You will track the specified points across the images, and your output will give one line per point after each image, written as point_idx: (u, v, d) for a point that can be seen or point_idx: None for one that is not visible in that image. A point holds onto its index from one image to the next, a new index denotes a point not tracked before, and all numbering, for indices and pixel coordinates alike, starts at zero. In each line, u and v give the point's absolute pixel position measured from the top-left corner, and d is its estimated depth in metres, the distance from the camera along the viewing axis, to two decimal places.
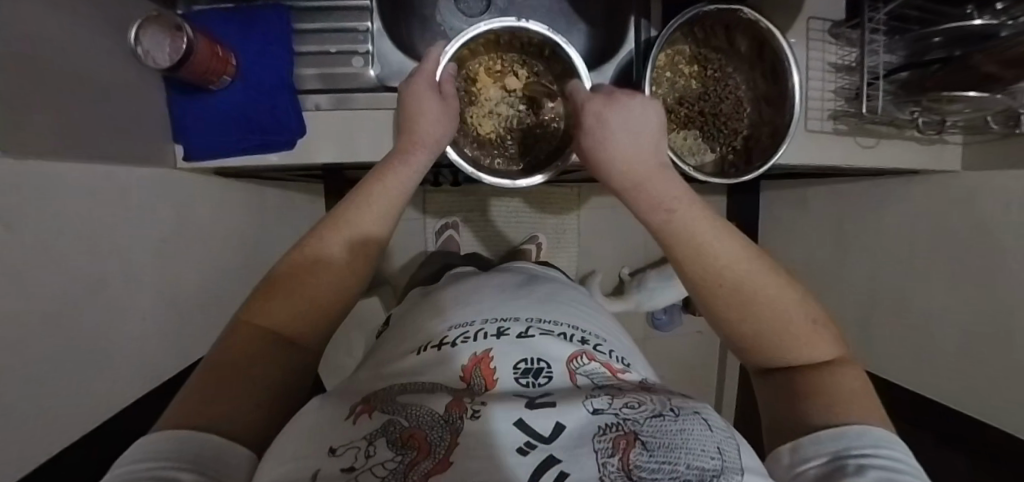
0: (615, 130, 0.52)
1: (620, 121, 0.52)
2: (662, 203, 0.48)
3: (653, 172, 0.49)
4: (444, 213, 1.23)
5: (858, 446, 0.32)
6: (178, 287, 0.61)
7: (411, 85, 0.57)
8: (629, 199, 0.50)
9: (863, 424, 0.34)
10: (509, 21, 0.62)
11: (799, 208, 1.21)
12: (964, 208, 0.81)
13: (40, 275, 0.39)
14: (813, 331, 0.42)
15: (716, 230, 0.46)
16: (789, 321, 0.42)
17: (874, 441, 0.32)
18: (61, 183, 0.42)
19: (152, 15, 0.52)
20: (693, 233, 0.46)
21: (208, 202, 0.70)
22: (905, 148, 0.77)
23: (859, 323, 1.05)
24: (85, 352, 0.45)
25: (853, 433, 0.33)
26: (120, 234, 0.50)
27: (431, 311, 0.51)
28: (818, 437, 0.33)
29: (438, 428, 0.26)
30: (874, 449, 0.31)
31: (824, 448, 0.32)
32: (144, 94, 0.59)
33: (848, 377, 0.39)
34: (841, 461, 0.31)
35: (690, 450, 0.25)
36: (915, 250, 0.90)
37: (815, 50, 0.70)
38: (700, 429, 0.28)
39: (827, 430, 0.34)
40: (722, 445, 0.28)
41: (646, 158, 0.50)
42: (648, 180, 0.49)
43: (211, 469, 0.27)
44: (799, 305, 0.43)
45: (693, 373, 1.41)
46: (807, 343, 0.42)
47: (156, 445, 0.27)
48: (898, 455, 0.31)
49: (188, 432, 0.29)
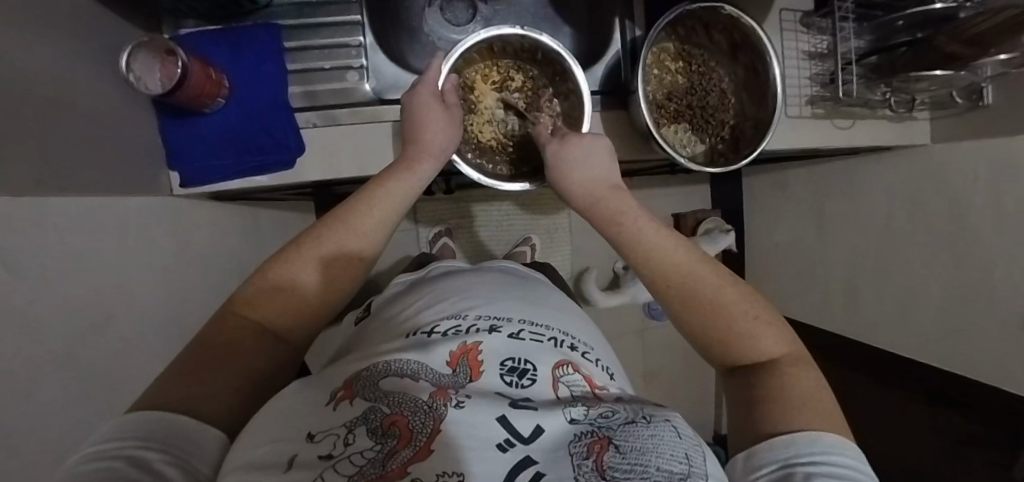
0: (572, 152, 0.56)
1: (576, 144, 0.56)
2: (616, 217, 0.50)
3: (603, 190, 0.53)
4: (436, 221, 1.22)
5: (808, 454, 0.28)
6: (181, 314, 0.60)
7: (416, 94, 0.59)
8: (590, 215, 0.52)
9: (807, 424, 0.31)
10: (508, 30, 0.64)
11: (778, 191, 1.26)
12: (935, 179, 0.87)
13: (48, 305, 0.38)
14: (766, 327, 0.40)
15: (664, 239, 0.47)
16: (740, 320, 0.40)
17: (826, 447, 0.29)
18: (61, 213, 0.41)
19: (141, 40, 0.51)
20: (640, 241, 0.47)
21: (204, 225, 0.69)
22: (878, 126, 0.82)
23: (844, 294, 1.11)
24: (97, 384, 0.44)
25: (805, 439, 0.29)
26: (123, 264, 0.49)
27: (414, 309, 0.50)
28: (771, 443, 0.30)
29: (419, 414, 0.26)
30: (827, 457, 0.28)
31: (775, 456, 0.29)
32: (136, 119, 0.57)
33: (799, 376, 0.36)
34: (791, 469, 0.28)
35: (661, 454, 0.26)
36: (892, 220, 0.96)
37: (789, 40, 0.74)
38: (671, 435, 0.28)
39: (778, 436, 0.31)
40: (690, 451, 0.28)
41: (597, 180, 0.53)
42: (602, 198, 0.52)
43: (184, 451, 0.26)
44: (750, 304, 0.41)
45: (690, 359, 1.45)
46: (760, 341, 0.39)
47: (123, 424, 0.27)
48: (850, 462, 0.28)
49: (158, 413, 0.28)
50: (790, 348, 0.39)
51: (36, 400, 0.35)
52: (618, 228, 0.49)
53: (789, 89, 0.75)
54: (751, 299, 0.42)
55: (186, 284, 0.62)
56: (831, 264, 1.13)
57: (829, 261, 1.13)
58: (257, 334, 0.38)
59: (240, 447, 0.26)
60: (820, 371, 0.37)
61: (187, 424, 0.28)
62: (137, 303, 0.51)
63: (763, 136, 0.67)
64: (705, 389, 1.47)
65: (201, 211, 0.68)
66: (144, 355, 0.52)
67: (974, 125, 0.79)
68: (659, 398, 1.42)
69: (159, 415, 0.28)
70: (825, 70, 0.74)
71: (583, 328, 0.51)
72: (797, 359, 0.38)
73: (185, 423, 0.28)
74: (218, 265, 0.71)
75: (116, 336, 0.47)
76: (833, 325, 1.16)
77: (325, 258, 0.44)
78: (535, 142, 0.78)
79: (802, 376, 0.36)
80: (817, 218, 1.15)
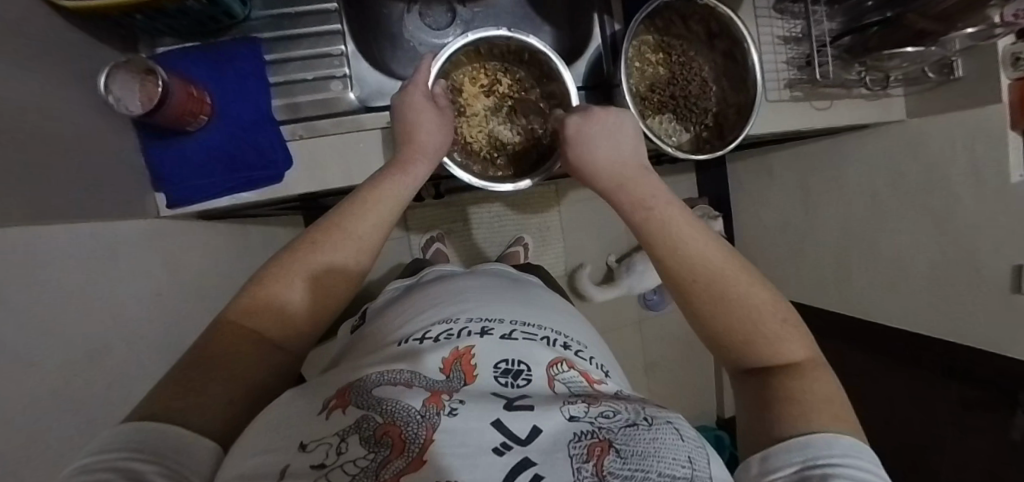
0: (596, 140, 0.55)
1: (599, 132, 0.55)
2: (642, 201, 0.50)
3: (629, 175, 0.53)
4: (427, 228, 1.21)
5: (825, 455, 0.28)
6: (176, 337, 0.59)
7: (406, 96, 0.58)
8: (613, 198, 0.52)
9: (833, 431, 0.30)
10: (495, 31, 0.64)
11: (762, 175, 1.28)
12: (917, 153, 0.90)
13: (41, 335, 0.37)
14: (788, 329, 0.40)
15: (691, 228, 0.47)
16: (761, 319, 0.40)
17: (845, 450, 0.28)
18: (48, 241, 0.40)
19: (121, 62, 0.50)
20: (667, 227, 0.47)
21: (192, 246, 0.67)
22: (855, 105, 0.84)
23: (834, 272, 1.13)
24: (93, 416, 0.42)
25: (822, 441, 0.29)
26: (115, 291, 0.48)
27: (407, 315, 0.49)
28: (787, 444, 0.30)
29: (414, 423, 0.26)
30: (846, 458, 0.28)
31: (791, 457, 0.29)
32: (117, 140, 0.56)
33: (818, 381, 0.36)
34: (808, 472, 0.27)
35: (662, 459, 0.26)
36: (875, 197, 0.99)
37: (765, 26, 0.75)
38: (672, 438, 0.29)
39: (794, 438, 0.30)
40: (693, 454, 0.28)
41: (625, 164, 0.54)
42: (626, 184, 0.52)
43: (176, 466, 0.26)
44: (769, 302, 0.41)
45: (688, 347, 1.46)
46: (781, 341, 0.39)
47: (115, 437, 0.26)
48: (868, 465, 0.28)
49: (148, 425, 0.27)
50: (809, 354, 0.39)
51: (33, 435, 0.34)
52: (643, 212, 0.49)
53: (768, 74, 0.76)
54: (771, 297, 0.42)
55: (179, 306, 0.61)
56: (819, 243, 1.15)
57: (817, 240, 1.15)
58: (253, 341, 0.37)
59: (246, 459, 0.25)
60: (837, 377, 0.37)
61: (189, 438, 0.28)
62: (131, 330, 0.50)
63: (746, 122, 0.69)
64: (706, 374, 1.48)
65: (188, 232, 0.67)
66: (142, 381, 0.51)
67: (949, 98, 0.81)
68: (661, 387, 1.43)
69: (155, 427, 0.27)
70: (801, 54, 0.76)
71: (575, 325, 0.52)
72: (816, 364, 0.38)
73: (183, 440, 0.27)
74: (209, 285, 0.70)
75: (110, 365, 0.46)
76: (825, 302, 1.18)
77: (325, 263, 0.44)
78: (525, 143, 0.78)
79: (821, 380, 0.36)
80: (802, 199, 1.17)
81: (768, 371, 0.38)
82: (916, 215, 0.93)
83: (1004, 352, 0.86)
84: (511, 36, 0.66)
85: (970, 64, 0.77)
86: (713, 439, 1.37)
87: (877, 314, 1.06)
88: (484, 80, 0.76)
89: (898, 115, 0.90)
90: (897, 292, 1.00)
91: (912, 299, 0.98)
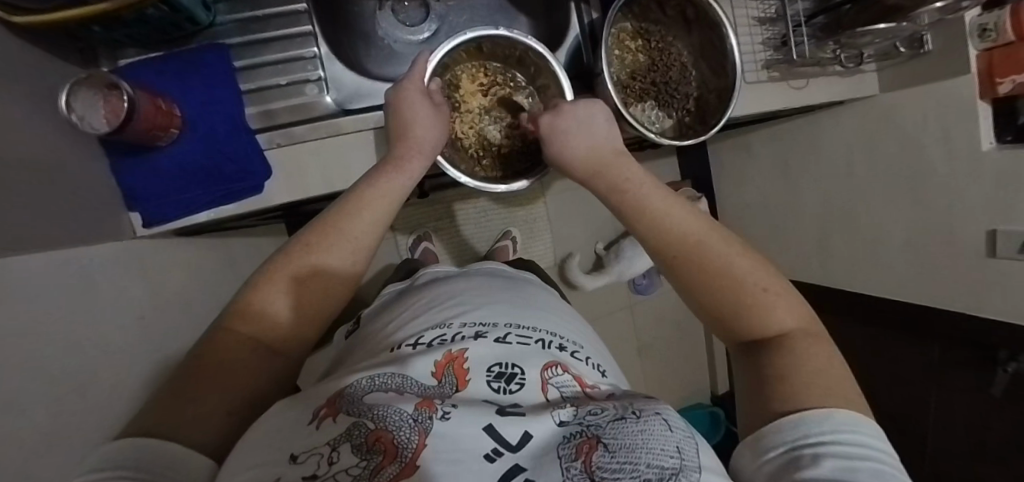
0: (581, 129, 0.54)
1: (585, 122, 0.54)
2: (627, 186, 0.49)
3: (614, 159, 0.52)
4: (414, 227, 1.19)
5: (816, 433, 0.28)
6: (161, 356, 0.57)
7: (401, 90, 0.57)
8: (596, 181, 0.52)
9: (831, 405, 0.30)
10: (494, 31, 0.64)
11: (740, 154, 1.29)
12: (891, 125, 0.93)
13: (15, 372, 0.34)
14: (782, 303, 0.40)
15: (680, 209, 0.46)
16: (753, 293, 0.40)
17: (839, 425, 0.28)
18: (23, 269, 0.38)
19: (82, 78, 0.48)
20: (660, 210, 0.46)
21: (169, 260, 0.65)
22: (830, 81, 0.86)
23: (818, 245, 1.16)
24: (85, 448, 0.40)
25: (815, 418, 0.29)
26: (95, 317, 0.47)
27: (399, 322, 0.48)
28: (779, 423, 0.30)
29: (405, 428, 0.25)
30: (838, 435, 0.27)
31: (782, 437, 0.29)
32: (83, 156, 0.54)
33: (814, 354, 0.35)
34: (799, 452, 0.27)
35: (650, 450, 0.26)
36: (853, 169, 1.02)
37: (739, 8, 0.76)
38: (661, 430, 0.29)
39: (789, 414, 0.30)
40: (682, 445, 0.28)
41: (606, 146, 0.53)
42: (613, 167, 0.51)
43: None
44: (759, 275, 0.41)
45: (678, 327, 1.49)
46: (774, 314, 0.39)
47: (105, 453, 0.25)
48: (865, 441, 0.27)
49: (144, 439, 0.26)
50: (804, 326, 0.39)
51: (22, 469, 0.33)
52: (635, 195, 0.48)
53: (747, 56, 0.77)
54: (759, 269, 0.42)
55: (160, 325, 0.59)
56: (801, 218, 1.18)
57: (798, 215, 1.18)
58: (251, 350, 0.37)
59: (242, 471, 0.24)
60: (834, 350, 0.36)
61: (180, 455, 0.26)
62: (115, 355, 0.49)
63: (726, 106, 0.70)
64: (696, 354, 1.52)
65: (164, 251, 0.65)
66: (134, 401, 0.50)
67: (921, 70, 0.84)
68: (656, 369, 1.46)
69: (145, 441, 0.26)
70: (776, 34, 0.77)
71: (570, 324, 0.52)
72: (810, 336, 0.38)
73: (177, 455, 0.26)
74: (189, 301, 0.67)
75: (91, 396, 0.43)
76: (810, 275, 1.21)
77: (320, 265, 0.43)
78: (511, 145, 0.78)
79: (814, 352, 0.35)
80: (783, 176, 1.19)
81: (764, 344, 0.38)
82: (893, 185, 0.96)
83: (978, 312, 0.90)
84: (505, 35, 0.65)
85: (939, 37, 0.80)
86: (709, 416, 1.42)
87: (860, 283, 1.10)
88: (483, 80, 0.76)
89: (873, 89, 0.93)
90: (878, 259, 1.04)
91: (893, 265, 1.01)
